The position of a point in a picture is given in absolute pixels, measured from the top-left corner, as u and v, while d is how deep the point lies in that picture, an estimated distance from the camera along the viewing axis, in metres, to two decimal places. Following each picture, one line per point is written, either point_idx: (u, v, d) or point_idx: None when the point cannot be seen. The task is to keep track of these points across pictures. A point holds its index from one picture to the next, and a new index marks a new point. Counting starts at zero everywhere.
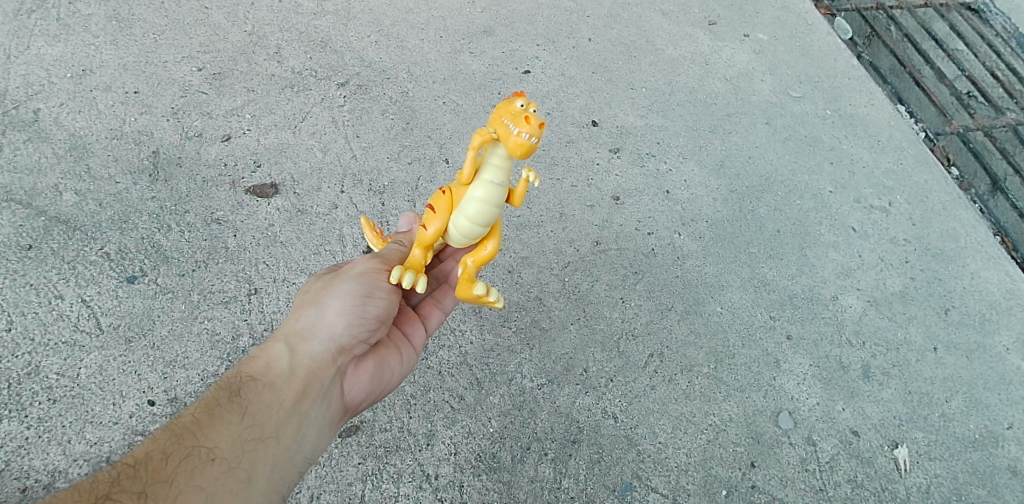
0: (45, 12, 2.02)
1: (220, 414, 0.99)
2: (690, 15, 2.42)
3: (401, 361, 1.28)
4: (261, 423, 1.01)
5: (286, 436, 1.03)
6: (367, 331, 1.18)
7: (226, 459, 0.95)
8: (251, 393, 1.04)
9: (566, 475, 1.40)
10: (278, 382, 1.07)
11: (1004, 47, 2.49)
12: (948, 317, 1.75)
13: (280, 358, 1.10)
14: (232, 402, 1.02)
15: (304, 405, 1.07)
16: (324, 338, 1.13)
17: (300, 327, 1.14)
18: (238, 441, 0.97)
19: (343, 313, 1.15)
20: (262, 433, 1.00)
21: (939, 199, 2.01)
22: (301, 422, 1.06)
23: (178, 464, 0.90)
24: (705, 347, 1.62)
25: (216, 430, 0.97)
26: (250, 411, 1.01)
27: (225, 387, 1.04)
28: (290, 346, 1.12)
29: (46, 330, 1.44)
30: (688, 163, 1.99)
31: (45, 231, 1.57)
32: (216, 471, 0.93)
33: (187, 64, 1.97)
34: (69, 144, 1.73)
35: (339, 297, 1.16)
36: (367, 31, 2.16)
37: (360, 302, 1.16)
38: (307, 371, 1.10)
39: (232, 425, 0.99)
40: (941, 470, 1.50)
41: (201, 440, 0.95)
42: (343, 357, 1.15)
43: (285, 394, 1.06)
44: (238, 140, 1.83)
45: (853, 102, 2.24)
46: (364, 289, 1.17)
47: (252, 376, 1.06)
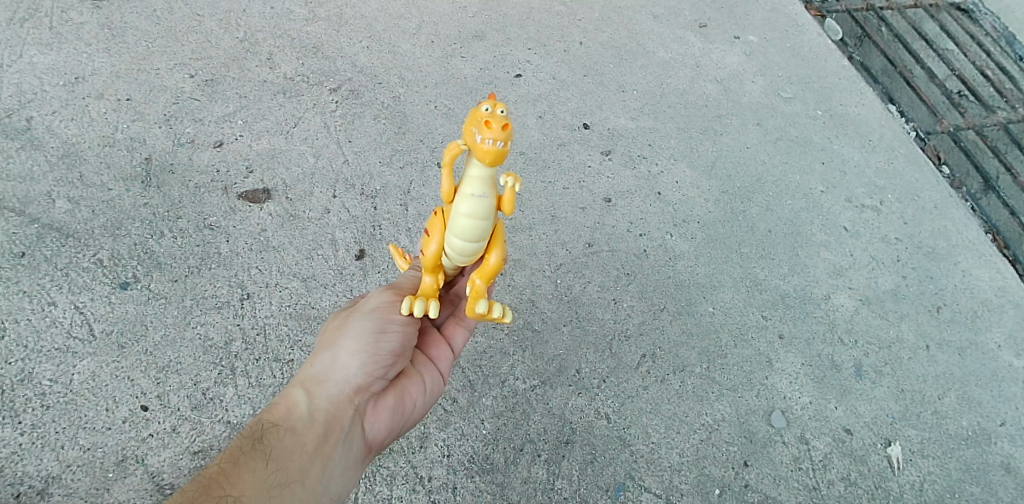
0: (38, 20, 2.03)
1: (244, 463, 1.00)
2: (680, 18, 2.44)
3: (425, 390, 1.28)
4: (284, 468, 1.02)
5: (310, 480, 1.04)
6: (384, 367, 1.18)
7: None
8: (273, 440, 1.05)
9: (559, 476, 1.40)
10: (300, 427, 1.08)
11: (994, 47, 2.50)
12: (939, 315, 1.76)
13: (300, 403, 1.11)
14: (256, 451, 1.03)
15: (327, 446, 1.08)
16: (342, 379, 1.14)
17: (316, 372, 1.15)
18: (263, 488, 0.98)
19: (358, 351, 1.16)
20: (286, 478, 1.01)
21: (930, 198, 2.02)
22: (325, 464, 1.07)
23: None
24: (697, 347, 1.63)
25: (241, 479, 0.98)
26: (274, 458, 1.02)
27: (248, 437, 1.05)
28: (307, 390, 1.13)
29: (39, 337, 1.44)
30: (679, 165, 2.00)
31: (38, 238, 1.58)
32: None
33: (180, 71, 1.98)
34: (62, 152, 1.74)
35: (352, 336, 1.17)
36: (359, 37, 2.17)
37: (375, 338, 1.17)
38: (327, 412, 1.11)
39: (257, 472, 0.99)
40: (934, 467, 1.50)
41: (227, 490, 0.95)
42: (363, 395, 1.16)
43: (308, 437, 1.07)
44: (231, 145, 1.84)
45: (844, 103, 2.25)
46: (376, 325, 1.18)
47: (273, 424, 1.07)
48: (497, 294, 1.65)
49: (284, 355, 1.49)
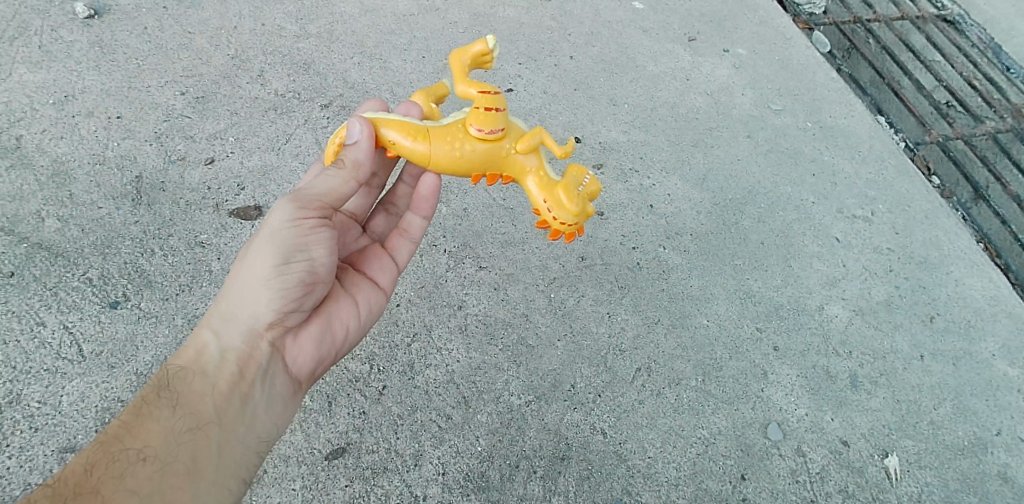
0: (28, 39, 2.02)
1: (150, 412, 1.06)
2: (670, 31, 2.46)
3: (353, 321, 1.31)
4: (192, 415, 1.07)
5: (226, 419, 1.10)
6: (293, 302, 1.16)
7: (158, 458, 1.00)
8: (181, 385, 1.10)
9: (556, 493, 1.39)
10: (209, 372, 1.12)
11: (981, 58, 2.53)
12: (933, 324, 1.76)
13: (210, 342, 1.15)
14: (162, 400, 1.08)
15: (239, 386, 1.13)
16: (249, 317, 1.14)
17: (225, 310, 1.16)
18: (168, 437, 1.03)
19: (264, 282, 1.12)
20: (195, 422, 1.06)
21: (920, 207, 2.03)
22: (239, 403, 1.12)
23: (107, 472, 0.96)
24: (692, 360, 1.62)
25: (145, 429, 1.03)
26: (181, 403, 1.08)
27: (156, 385, 1.10)
28: (217, 327, 1.16)
29: (27, 358, 1.42)
30: (671, 178, 2.00)
31: (27, 257, 1.56)
32: (147, 470, 0.98)
33: (171, 88, 1.98)
34: (52, 170, 1.73)
35: (255, 269, 1.12)
36: (350, 53, 2.17)
37: (280, 271, 1.12)
38: (235, 354, 1.14)
39: (163, 421, 1.05)
40: (931, 478, 1.50)
41: (129, 444, 1.01)
42: (273, 330, 1.17)
43: (217, 381, 1.12)
44: (222, 163, 1.83)
45: (833, 114, 2.26)
46: (287, 250, 1.12)
47: (181, 368, 1.12)
48: (491, 309, 1.65)
49: None
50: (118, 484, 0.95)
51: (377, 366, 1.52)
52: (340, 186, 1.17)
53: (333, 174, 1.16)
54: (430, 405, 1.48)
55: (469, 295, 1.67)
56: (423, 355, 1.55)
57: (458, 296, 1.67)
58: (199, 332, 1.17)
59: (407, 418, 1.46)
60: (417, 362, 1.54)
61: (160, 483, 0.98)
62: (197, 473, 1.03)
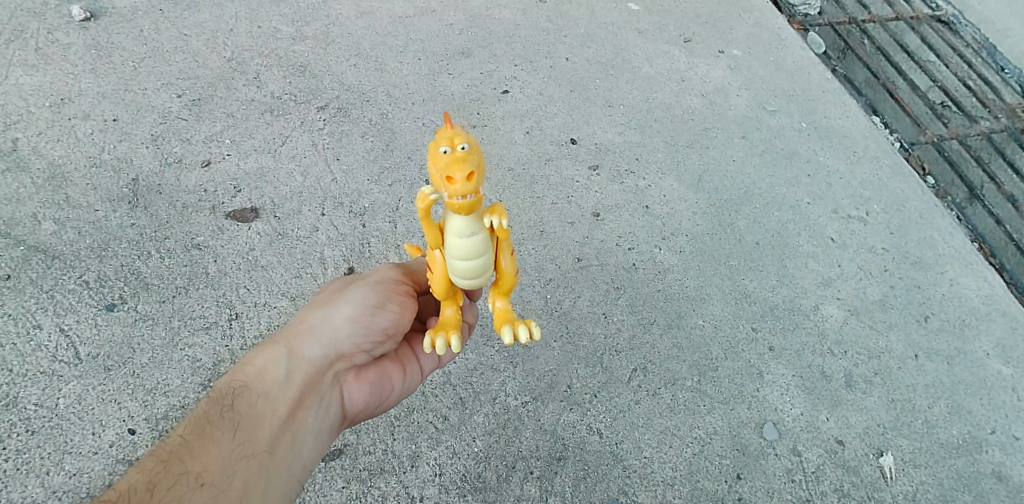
0: (23, 42, 2.02)
1: (211, 433, 1.00)
2: (665, 33, 2.46)
3: (405, 379, 1.27)
4: (251, 439, 1.01)
5: (282, 446, 1.05)
6: (371, 342, 1.18)
7: (216, 482, 0.94)
8: (244, 405, 1.05)
9: (552, 493, 1.39)
10: (272, 393, 1.08)
11: (975, 58, 2.54)
12: (927, 324, 1.77)
13: (275, 363, 1.12)
14: (223, 419, 1.02)
15: (298, 412, 1.09)
16: (324, 343, 1.15)
17: (303, 332, 1.16)
18: (227, 460, 0.97)
19: (348, 318, 1.16)
20: (253, 449, 1.01)
21: (915, 207, 2.04)
22: (296, 431, 1.08)
23: (167, 492, 0.89)
24: (688, 360, 1.63)
25: (205, 451, 0.97)
26: (242, 427, 1.02)
27: (217, 401, 1.05)
28: (284, 350, 1.14)
29: (24, 361, 1.42)
30: (667, 178, 2.01)
31: (23, 260, 1.57)
32: (206, 494, 0.91)
33: (167, 91, 1.98)
34: (47, 173, 1.73)
35: (349, 303, 1.17)
36: (346, 55, 2.18)
37: (369, 312, 1.16)
38: (301, 376, 1.11)
39: (223, 444, 0.99)
40: (927, 477, 1.50)
41: (189, 464, 0.94)
42: (340, 363, 1.17)
43: (280, 404, 1.07)
44: (218, 165, 1.84)
45: (828, 115, 2.27)
46: (375, 299, 1.18)
47: (245, 387, 1.08)
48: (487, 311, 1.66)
49: None
50: None
51: None
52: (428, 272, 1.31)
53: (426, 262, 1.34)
54: (426, 406, 1.49)
55: None
56: None
57: None
58: (266, 351, 1.14)
59: (404, 419, 1.46)
60: None
61: None
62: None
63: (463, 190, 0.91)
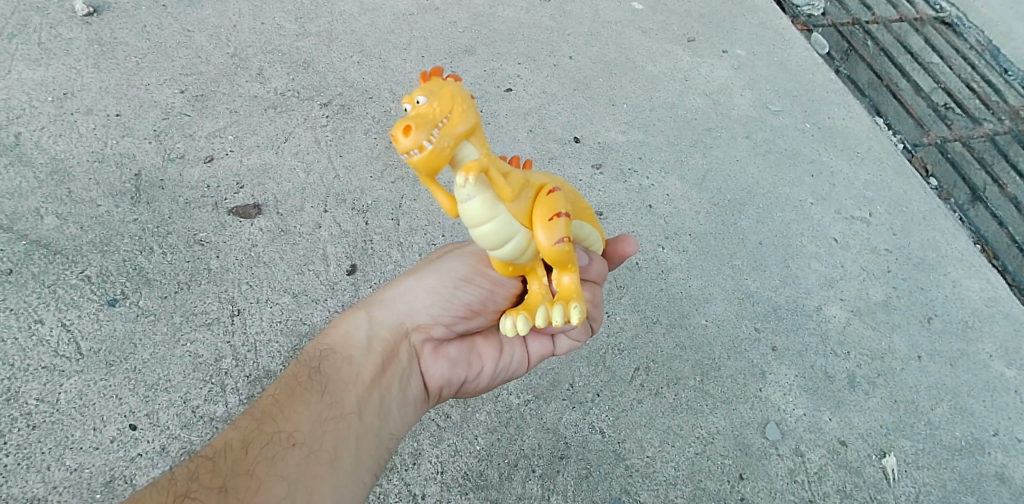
0: (26, 36, 2.02)
1: (300, 395, 1.04)
2: (669, 32, 2.46)
3: (497, 357, 1.27)
4: (339, 401, 1.04)
5: (368, 410, 1.06)
6: (456, 314, 1.20)
7: (306, 442, 0.97)
8: (329, 369, 1.08)
9: (554, 492, 1.39)
10: (354, 358, 1.11)
11: (979, 60, 2.54)
12: (930, 325, 1.77)
13: (357, 328, 1.15)
14: (312, 381, 1.06)
15: (381, 377, 1.11)
16: (405, 313, 1.18)
17: (385, 301, 1.20)
18: (318, 422, 1.00)
19: (433, 289, 1.18)
20: (342, 411, 1.03)
21: (919, 208, 2.04)
22: (381, 397, 1.10)
23: (261, 453, 0.94)
24: (691, 360, 1.62)
25: (296, 411, 1.01)
26: (329, 390, 1.05)
27: (303, 363, 1.09)
28: (369, 316, 1.17)
29: (24, 356, 1.42)
30: (670, 178, 2.01)
31: (25, 255, 1.56)
32: (298, 455, 0.95)
33: (170, 86, 1.97)
34: (50, 168, 1.73)
35: (435, 276, 1.19)
36: (350, 52, 2.17)
37: (456, 285, 1.17)
38: (382, 343, 1.14)
39: (312, 405, 1.02)
40: (929, 479, 1.50)
41: (281, 424, 0.98)
42: (423, 333, 1.19)
43: (362, 368, 1.10)
44: (221, 161, 1.83)
45: (832, 115, 2.27)
46: (463, 271, 1.19)
47: (329, 350, 1.11)
48: None
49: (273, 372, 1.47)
50: (270, 466, 0.92)
51: None
52: None
53: None
54: None
55: None
56: None
57: None
58: (349, 317, 1.18)
59: None
60: None
61: (310, 469, 0.94)
62: (340, 465, 0.98)
63: (410, 147, 0.85)
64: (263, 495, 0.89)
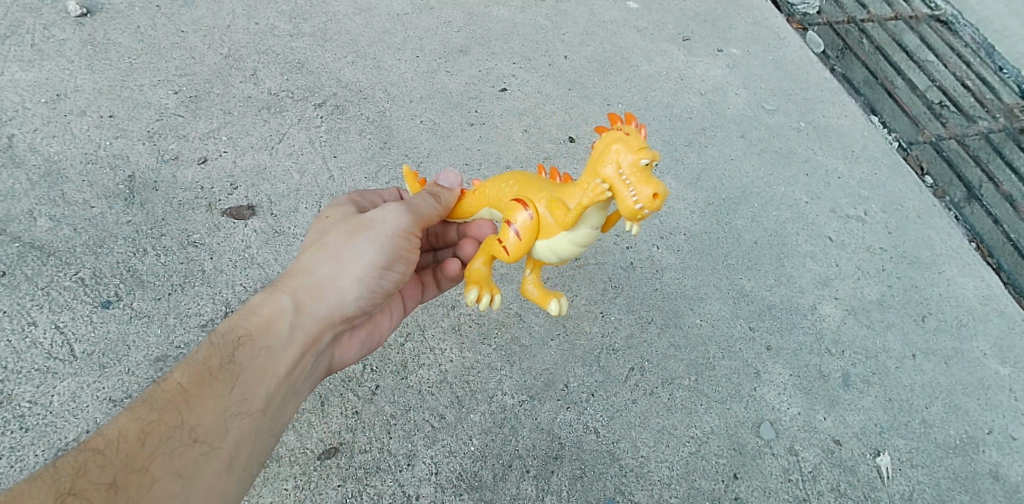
0: (19, 38, 2.02)
1: (209, 384, 0.99)
2: (664, 31, 2.46)
3: (390, 322, 1.40)
4: (249, 397, 1.02)
5: (272, 403, 1.07)
6: (370, 303, 1.22)
7: (208, 440, 0.95)
8: (246, 358, 1.04)
9: (549, 492, 1.39)
10: (272, 348, 1.08)
11: (973, 58, 2.54)
12: (925, 324, 1.77)
13: (281, 314, 1.11)
14: (225, 370, 1.01)
15: (292, 369, 1.11)
16: (331, 302, 1.16)
17: (312, 283, 1.15)
18: (222, 417, 0.98)
19: (357, 279, 1.17)
20: (248, 407, 1.02)
21: (913, 207, 2.04)
22: (287, 388, 1.10)
23: (159, 449, 0.90)
24: (685, 360, 1.62)
25: (203, 404, 0.97)
26: (241, 382, 1.02)
27: (219, 347, 1.04)
28: (294, 300, 1.13)
29: (18, 358, 1.42)
30: (664, 177, 2.01)
31: (19, 257, 1.56)
32: (197, 454, 0.93)
33: (164, 87, 1.97)
34: (43, 170, 1.72)
35: (363, 265, 1.17)
36: (344, 52, 2.17)
37: (377, 277, 1.19)
38: (303, 333, 1.12)
39: (220, 398, 0.99)
40: (923, 477, 1.50)
41: (185, 416, 0.95)
42: (342, 321, 1.20)
43: (278, 361, 1.08)
44: (215, 162, 1.83)
45: (827, 114, 2.27)
46: (384, 263, 1.19)
47: (248, 335, 1.06)
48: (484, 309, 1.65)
49: None
50: (166, 464, 0.90)
51: (371, 366, 1.52)
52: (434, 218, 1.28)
53: (432, 202, 1.28)
54: (422, 405, 1.48)
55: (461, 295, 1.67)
56: (416, 355, 1.55)
57: (452, 295, 1.67)
58: (273, 296, 1.12)
59: (401, 417, 1.46)
60: (410, 363, 1.54)
61: (205, 468, 0.94)
62: (235, 461, 0.99)
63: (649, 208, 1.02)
64: (154, 495, 0.87)
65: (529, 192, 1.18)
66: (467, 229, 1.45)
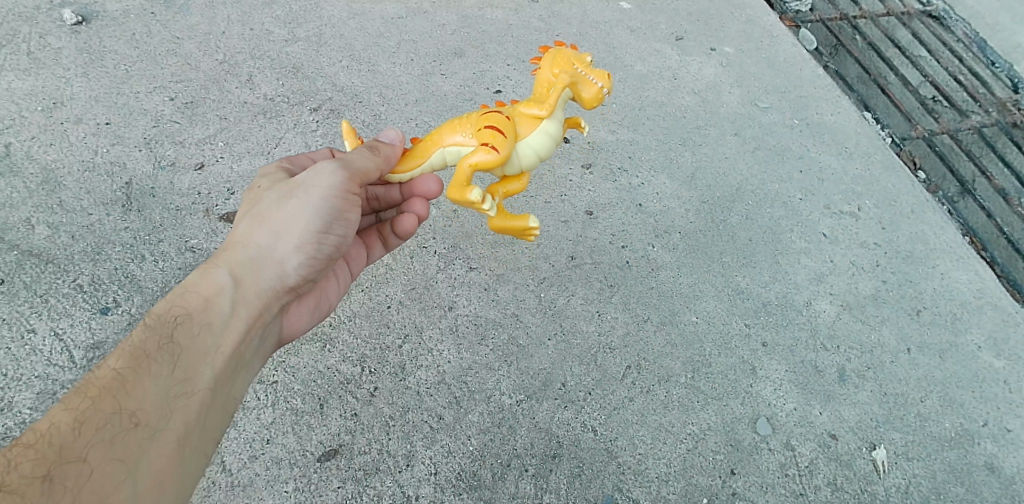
0: (15, 46, 2.03)
1: (148, 367, 0.99)
2: (657, 31, 2.47)
3: (338, 286, 1.44)
4: (192, 376, 1.03)
5: (220, 380, 1.08)
6: (313, 270, 1.25)
7: (151, 422, 0.95)
8: (184, 338, 1.05)
9: (547, 491, 1.40)
10: (212, 327, 1.08)
11: (966, 53, 2.55)
12: (919, 318, 1.78)
13: (220, 293, 1.12)
14: (162, 352, 1.02)
15: (239, 347, 1.12)
16: (271, 272, 1.18)
17: (248, 260, 1.17)
18: (166, 398, 0.98)
19: (295, 246, 1.19)
20: (193, 385, 1.02)
21: (907, 202, 2.05)
22: (235, 365, 1.11)
23: (96, 436, 0.89)
24: (682, 357, 1.63)
25: (142, 386, 0.97)
26: (182, 363, 1.03)
27: (154, 331, 1.04)
28: (231, 277, 1.14)
29: (18, 365, 1.43)
30: (659, 176, 2.02)
31: (18, 264, 1.57)
32: (141, 437, 0.93)
33: (160, 94, 1.98)
34: (41, 178, 1.73)
35: (299, 233, 1.19)
36: (339, 56, 2.18)
37: (316, 241, 1.21)
38: (245, 310, 1.14)
39: (161, 379, 0.99)
40: (919, 470, 1.52)
41: (124, 401, 0.94)
42: (286, 291, 1.22)
43: (221, 339, 1.09)
44: (212, 168, 1.84)
45: (820, 111, 2.28)
46: (324, 227, 1.21)
47: (185, 317, 1.07)
48: (481, 310, 1.66)
49: (267, 377, 1.49)
50: (107, 449, 0.89)
51: (368, 368, 1.53)
52: (371, 170, 1.27)
53: (368, 156, 1.28)
54: (421, 405, 1.49)
55: (459, 295, 1.68)
56: (414, 356, 1.56)
57: (449, 297, 1.68)
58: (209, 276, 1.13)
59: (399, 419, 1.47)
60: (409, 364, 1.55)
61: (153, 449, 0.93)
62: (187, 439, 0.99)
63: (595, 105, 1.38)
64: (95, 480, 0.86)
65: (495, 120, 1.25)
66: (413, 186, 1.43)
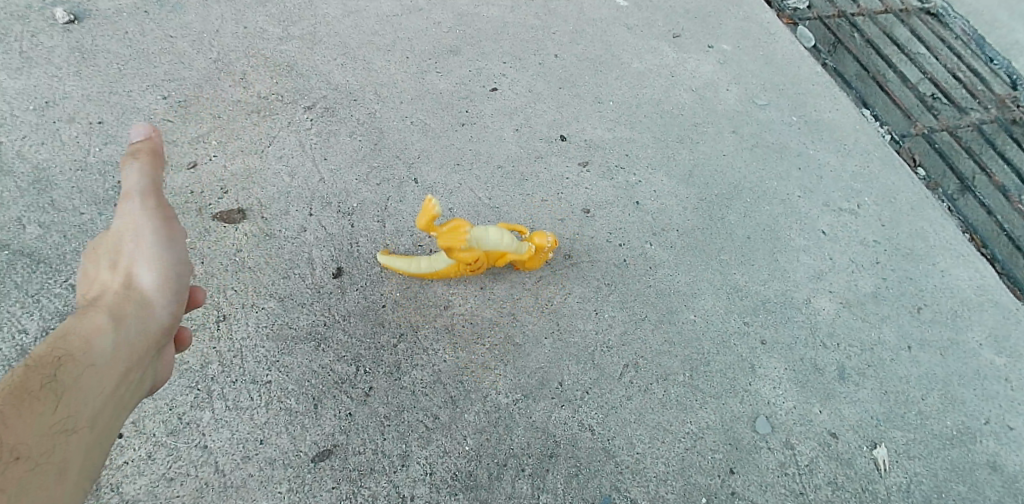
0: (7, 45, 2.01)
1: (32, 402, 0.91)
2: (654, 28, 2.46)
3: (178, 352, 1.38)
4: (76, 411, 0.95)
5: (106, 420, 1.00)
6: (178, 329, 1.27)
7: (35, 455, 0.86)
8: (67, 376, 0.98)
9: (544, 491, 1.39)
10: (94, 366, 1.03)
11: (964, 49, 2.54)
12: (920, 315, 1.77)
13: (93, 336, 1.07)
14: (45, 388, 0.94)
15: (121, 389, 1.06)
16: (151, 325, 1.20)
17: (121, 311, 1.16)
18: (48, 431, 0.89)
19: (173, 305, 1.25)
20: (78, 421, 0.94)
21: (907, 199, 2.04)
22: (119, 408, 1.05)
23: None
24: (680, 355, 1.62)
25: (21, 420, 0.88)
26: (66, 398, 0.95)
27: (35, 369, 0.97)
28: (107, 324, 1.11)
29: (8, 366, 1.41)
30: (656, 174, 2.00)
31: (8, 264, 1.56)
32: (24, 468, 0.83)
33: (153, 93, 1.97)
34: (32, 177, 1.72)
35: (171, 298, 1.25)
36: (334, 55, 2.17)
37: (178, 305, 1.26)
38: (122, 353, 1.09)
39: (46, 413, 0.91)
40: (920, 469, 1.50)
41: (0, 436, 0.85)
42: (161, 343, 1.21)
43: (104, 379, 1.03)
44: (205, 166, 1.82)
45: (819, 108, 2.27)
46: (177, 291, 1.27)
47: (63, 357, 1.00)
48: (477, 309, 1.64)
49: (261, 377, 1.48)
50: None
51: (363, 368, 1.52)
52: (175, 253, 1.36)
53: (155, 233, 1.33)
54: (416, 405, 1.47)
55: (455, 294, 1.66)
56: (409, 355, 1.55)
57: (445, 296, 1.66)
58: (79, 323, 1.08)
59: (394, 418, 1.45)
60: (404, 363, 1.53)
61: (38, 480, 0.84)
62: (71, 474, 0.90)
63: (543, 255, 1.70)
64: None
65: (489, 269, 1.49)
66: None
